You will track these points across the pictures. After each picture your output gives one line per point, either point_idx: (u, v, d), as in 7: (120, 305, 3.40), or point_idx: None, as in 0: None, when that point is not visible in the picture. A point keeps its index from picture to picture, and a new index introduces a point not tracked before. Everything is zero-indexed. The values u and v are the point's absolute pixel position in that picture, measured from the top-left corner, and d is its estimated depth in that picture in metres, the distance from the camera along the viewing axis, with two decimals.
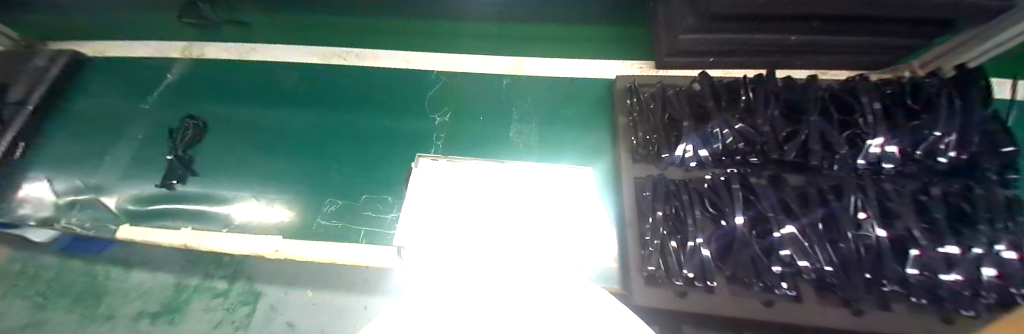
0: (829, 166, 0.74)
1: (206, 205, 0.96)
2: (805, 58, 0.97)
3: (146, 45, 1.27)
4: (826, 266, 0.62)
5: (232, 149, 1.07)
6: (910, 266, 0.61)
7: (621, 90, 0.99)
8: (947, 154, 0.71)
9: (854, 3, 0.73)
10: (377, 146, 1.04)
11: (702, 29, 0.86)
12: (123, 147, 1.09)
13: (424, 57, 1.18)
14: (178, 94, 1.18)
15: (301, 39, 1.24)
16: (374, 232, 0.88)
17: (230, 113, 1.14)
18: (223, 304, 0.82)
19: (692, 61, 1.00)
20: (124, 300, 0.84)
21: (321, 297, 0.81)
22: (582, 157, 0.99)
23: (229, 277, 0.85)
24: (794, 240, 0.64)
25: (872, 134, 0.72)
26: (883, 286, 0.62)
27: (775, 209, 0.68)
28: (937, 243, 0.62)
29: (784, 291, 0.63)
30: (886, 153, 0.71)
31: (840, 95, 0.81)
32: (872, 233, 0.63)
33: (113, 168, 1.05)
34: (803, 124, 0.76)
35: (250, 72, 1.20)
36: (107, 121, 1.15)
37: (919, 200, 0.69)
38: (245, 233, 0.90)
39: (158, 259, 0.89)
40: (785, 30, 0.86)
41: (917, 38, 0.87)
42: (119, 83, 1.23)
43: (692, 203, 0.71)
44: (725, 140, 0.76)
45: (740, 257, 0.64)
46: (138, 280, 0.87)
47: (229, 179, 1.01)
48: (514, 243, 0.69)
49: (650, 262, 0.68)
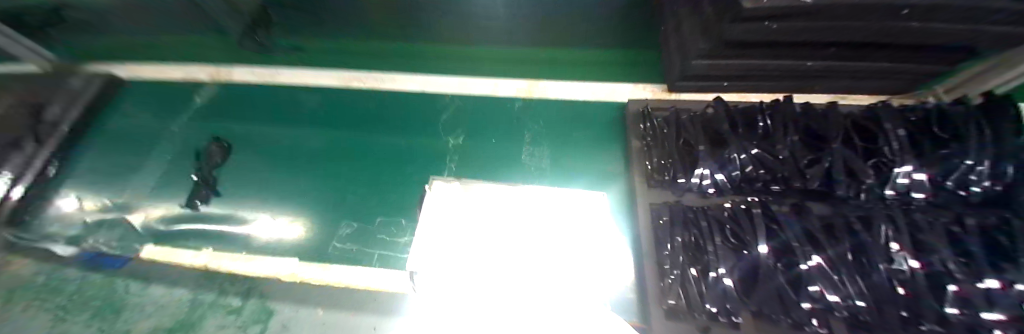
0: (855, 195, 0.72)
1: (225, 226, 0.97)
2: (822, 84, 0.97)
3: (173, 68, 1.33)
4: (858, 300, 0.59)
5: (250, 170, 1.09)
6: (950, 305, 0.57)
7: (635, 114, 0.99)
8: (981, 184, 0.69)
9: (874, 31, 0.73)
10: (390, 167, 1.05)
11: (716, 54, 0.86)
12: (149, 167, 1.13)
13: (439, 81, 1.21)
14: (203, 116, 1.23)
15: (319, 61, 1.27)
16: (384, 255, 0.88)
17: (251, 133, 1.18)
18: (236, 322, 0.81)
19: (707, 85, 1.00)
20: (143, 316, 0.83)
21: (332, 317, 0.79)
22: (594, 180, 0.98)
23: (243, 293, 0.85)
24: (822, 272, 0.61)
25: (900, 162, 0.71)
26: (919, 325, 0.57)
27: (799, 239, 0.66)
28: (975, 278, 0.59)
29: (816, 329, 0.59)
30: (916, 181, 0.70)
31: (861, 121, 0.79)
32: (906, 267, 0.61)
33: (138, 187, 1.08)
34: (825, 152, 0.75)
35: (271, 94, 1.25)
36: (135, 142, 1.19)
37: (951, 230, 0.66)
38: (257, 255, 0.91)
39: (178, 275, 0.89)
40: (802, 56, 0.85)
41: (942, 64, 0.85)
42: (149, 105, 1.28)
43: (711, 231, 0.70)
44: (744, 167, 0.76)
45: (768, 291, 0.61)
46: (158, 295, 0.86)
47: (248, 198, 1.02)
48: (526, 269, 0.68)
49: (670, 295, 0.65)
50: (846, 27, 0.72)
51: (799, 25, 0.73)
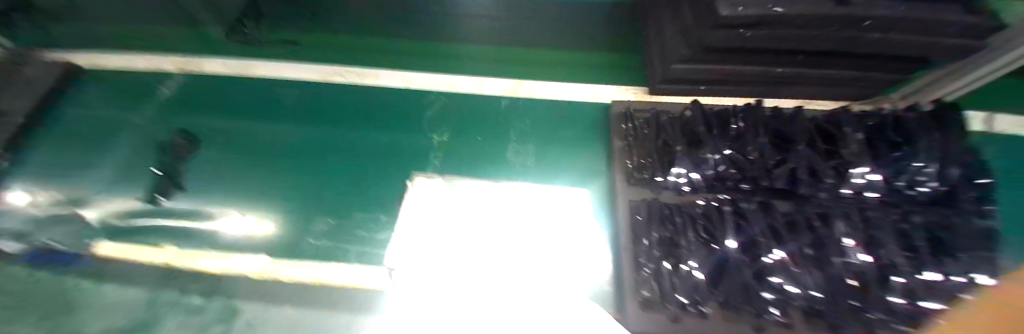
0: (816, 194, 0.77)
1: (191, 222, 0.93)
2: (791, 90, 1.01)
3: (137, 55, 1.25)
4: (814, 291, 0.63)
5: (224, 165, 1.05)
6: (896, 295, 0.62)
7: (619, 113, 1.00)
8: (927, 185, 0.75)
9: (837, 41, 0.77)
10: (371, 163, 1.04)
11: (695, 59, 0.89)
12: (111, 160, 1.06)
13: (424, 77, 1.19)
14: (173, 107, 1.17)
15: (299, 53, 1.23)
16: (362, 251, 0.86)
17: (225, 126, 1.13)
18: (200, 322, 0.76)
19: (684, 88, 1.03)
20: (99, 316, 0.77)
21: (303, 315, 0.75)
22: (577, 178, 0.99)
23: (207, 292, 0.80)
24: (783, 266, 0.65)
25: (855, 163, 0.76)
26: (868, 313, 0.61)
27: (763, 234, 0.69)
28: (918, 270, 0.65)
29: (773, 317, 0.63)
30: (869, 181, 0.75)
31: (824, 125, 0.85)
32: (857, 259, 0.65)
33: (98, 181, 1.02)
34: (791, 153, 0.79)
35: (247, 86, 1.21)
36: (97, 133, 1.13)
37: (901, 228, 0.71)
38: (230, 252, 0.88)
39: (137, 272, 0.84)
40: (772, 63, 0.90)
41: (897, 73, 0.92)
42: (114, 95, 1.21)
43: (685, 227, 0.73)
44: (716, 166, 0.79)
45: (734, 283, 0.64)
46: (115, 294, 0.80)
47: (219, 193, 0.98)
48: (506, 263, 0.71)
49: (645, 287, 0.68)
50: (813, 36, 0.76)
51: (770, 32, 0.76)
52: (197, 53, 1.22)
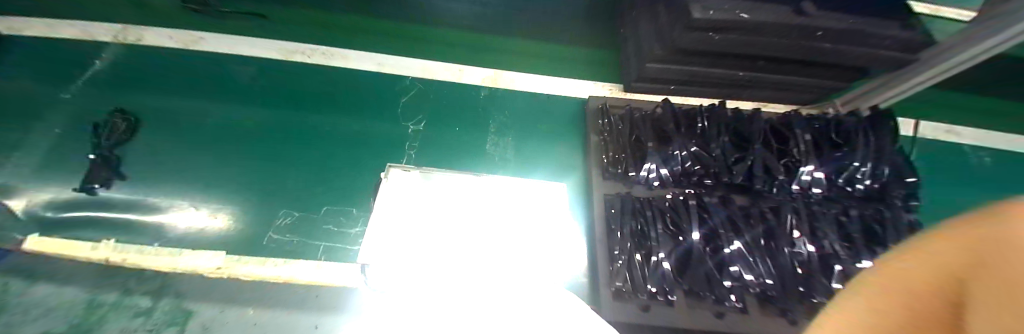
0: (771, 190, 0.83)
1: (134, 215, 0.85)
2: (749, 92, 1.08)
3: (68, 24, 1.12)
4: (767, 279, 0.69)
5: (173, 152, 0.96)
6: (835, 282, 0.70)
7: (594, 110, 1.03)
8: (864, 182, 0.84)
9: (793, 49, 0.84)
10: (342, 152, 1.00)
11: (667, 59, 0.93)
12: (34, 144, 0.94)
13: (397, 64, 1.16)
14: (110, 85, 1.05)
15: (261, 31, 1.16)
16: (331, 247, 0.84)
17: (174, 108, 1.03)
18: (146, 325, 0.72)
19: (656, 88, 1.07)
20: (25, 319, 0.71)
21: (264, 315, 0.73)
22: (553, 172, 1.01)
23: (155, 292, 0.75)
24: (741, 255, 0.71)
25: (805, 162, 0.83)
26: (812, 298, 0.69)
27: (724, 226, 0.74)
28: (856, 259, 0.73)
29: (732, 303, 0.69)
30: (816, 179, 0.82)
31: (777, 127, 0.91)
32: (804, 250, 0.73)
33: (21, 167, 0.90)
34: (749, 152, 0.85)
35: (199, 65, 1.10)
36: (15, 112, 0.99)
37: (840, 220, 0.79)
38: (178, 250, 0.81)
39: (71, 270, 0.76)
40: (736, 66, 0.96)
41: (841, 81, 1.02)
42: (34, 68, 1.06)
43: (655, 220, 0.76)
44: (683, 162, 0.84)
45: (697, 273, 0.70)
46: (44, 294, 0.74)
47: (169, 182, 0.91)
48: (485, 258, 0.69)
49: (618, 278, 0.71)
50: (772, 43, 0.82)
51: (735, 38, 0.82)
52: (145, 25, 1.14)
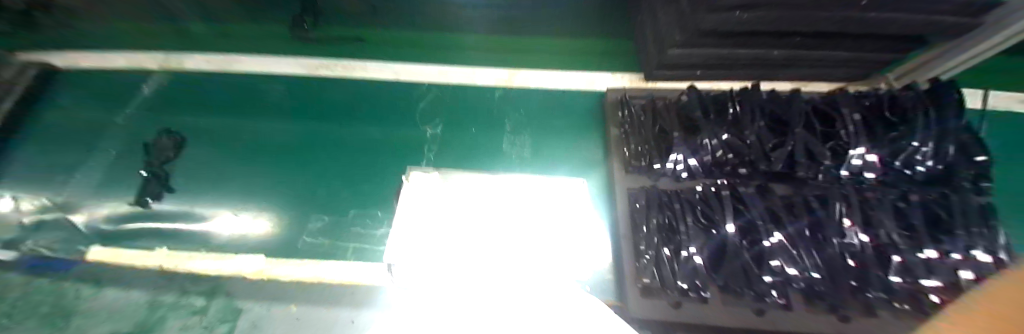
0: (814, 176, 0.77)
1: (181, 223, 0.92)
2: (786, 72, 1.01)
3: (121, 55, 1.23)
4: (812, 272, 0.63)
5: (213, 165, 1.02)
6: (894, 274, 0.63)
7: (612, 102, 1.01)
8: (925, 163, 0.75)
9: (833, 21, 0.76)
10: (365, 158, 1.02)
11: (691, 43, 0.88)
12: (94, 163, 1.03)
13: (416, 69, 1.19)
14: (156, 107, 1.14)
15: (287, 49, 1.22)
16: (359, 248, 0.86)
17: (210, 124, 1.10)
18: (201, 322, 0.73)
19: (681, 74, 1.03)
20: (96, 321, 0.74)
21: (306, 311, 0.72)
22: (575, 170, 0.98)
23: (207, 292, 0.77)
24: (782, 248, 0.65)
25: (855, 144, 0.75)
26: (866, 293, 0.63)
27: (763, 218, 0.69)
28: (917, 249, 0.65)
29: (774, 299, 0.63)
30: (868, 162, 0.75)
31: (821, 107, 0.84)
32: (856, 241, 0.65)
33: (84, 185, 0.99)
34: (789, 136, 0.79)
35: (231, 83, 1.18)
36: (76, 136, 1.09)
37: (898, 206, 0.72)
38: (222, 254, 0.86)
39: (133, 276, 0.81)
40: (769, 45, 0.89)
41: (893, 53, 0.92)
42: (93, 96, 1.17)
43: (684, 213, 0.72)
44: (714, 151, 0.79)
45: (733, 267, 0.65)
46: (113, 298, 0.78)
47: (209, 193, 0.97)
48: (505, 257, 0.67)
49: (645, 275, 0.68)
50: (812, 16, 0.75)
51: (768, 14, 0.75)
52: (185, 50, 1.24)
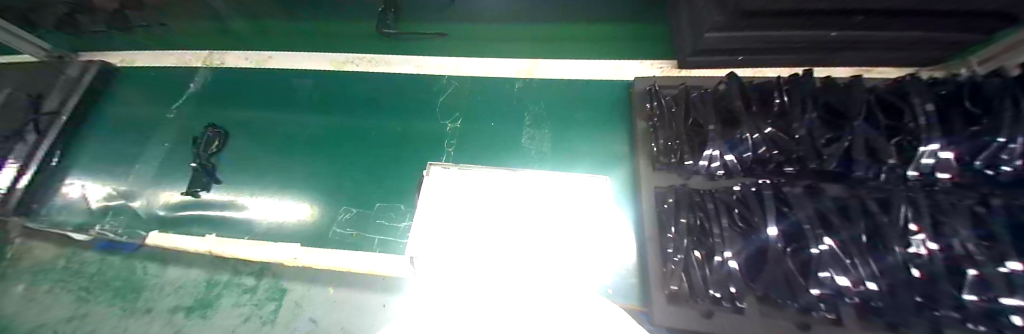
0: (875, 176, 0.69)
1: (228, 212, 0.98)
2: (844, 56, 0.91)
3: (168, 53, 1.31)
4: (868, 281, 0.56)
5: (254, 156, 1.09)
6: (968, 292, 0.54)
7: (641, 92, 0.95)
8: (1012, 163, 0.62)
9: None
10: (388, 153, 1.04)
11: (731, 26, 0.80)
12: (151, 154, 1.13)
13: (437, 63, 1.14)
14: (200, 102, 1.22)
15: (316, 45, 1.24)
16: (385, 241, 0.87)
17: (249, 120, 1.17)
18: (252, 300, 0.84)
19: (720, 60, 0.95)
20: (161, 295, 0.87)
21: (343, 294, 0.82)
22: (597, 166, 0.94)
23: (257, 273, 0.88)
24: (833, 257, 0.58)
25: (926, 139, 0.65)
26: (934, 310, 0.57)
27: (812, 222, 0.62)
28: (997, 261, 0.55)
29: (822, 314, 0.61)
30: (941, 160, 0.64)
31: (887, 97, 0.75)
32: (919, 249, 0.58)
33: (144, 174, 1.09)
34: (846, 131, 0.70)
35: (262, 78, 1.20)
36: (135, 129, 1.20)
37: (976, 211, 0.61)
38: (263, 241, 0.91)
39: (190, 257, 0.92)
40: (824, 26, 0.79)
41: (978, 33, 0.79)
42: (149, 93, 1.28)
43: (719, 213, 0.67)
44: (756, 148, 0.72)
45: (775, 274, 0.60)
46: (173, 275, 0.89)
47: (250, 184, 1.03)
48: (524, 256, 0.66)
49: (673, 281, 0.66)
50: None
51: None
52: (223, 48, 1.29)
